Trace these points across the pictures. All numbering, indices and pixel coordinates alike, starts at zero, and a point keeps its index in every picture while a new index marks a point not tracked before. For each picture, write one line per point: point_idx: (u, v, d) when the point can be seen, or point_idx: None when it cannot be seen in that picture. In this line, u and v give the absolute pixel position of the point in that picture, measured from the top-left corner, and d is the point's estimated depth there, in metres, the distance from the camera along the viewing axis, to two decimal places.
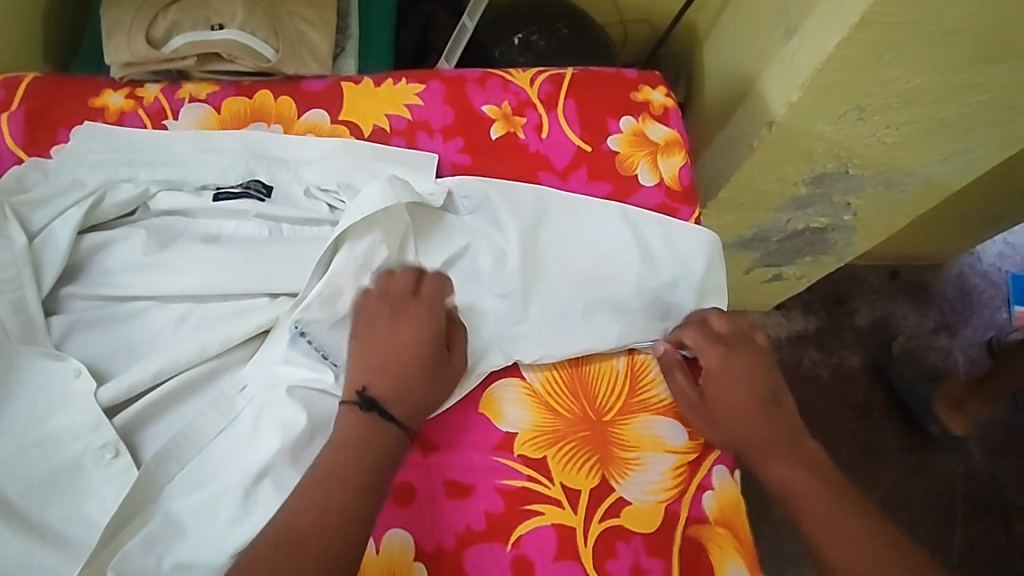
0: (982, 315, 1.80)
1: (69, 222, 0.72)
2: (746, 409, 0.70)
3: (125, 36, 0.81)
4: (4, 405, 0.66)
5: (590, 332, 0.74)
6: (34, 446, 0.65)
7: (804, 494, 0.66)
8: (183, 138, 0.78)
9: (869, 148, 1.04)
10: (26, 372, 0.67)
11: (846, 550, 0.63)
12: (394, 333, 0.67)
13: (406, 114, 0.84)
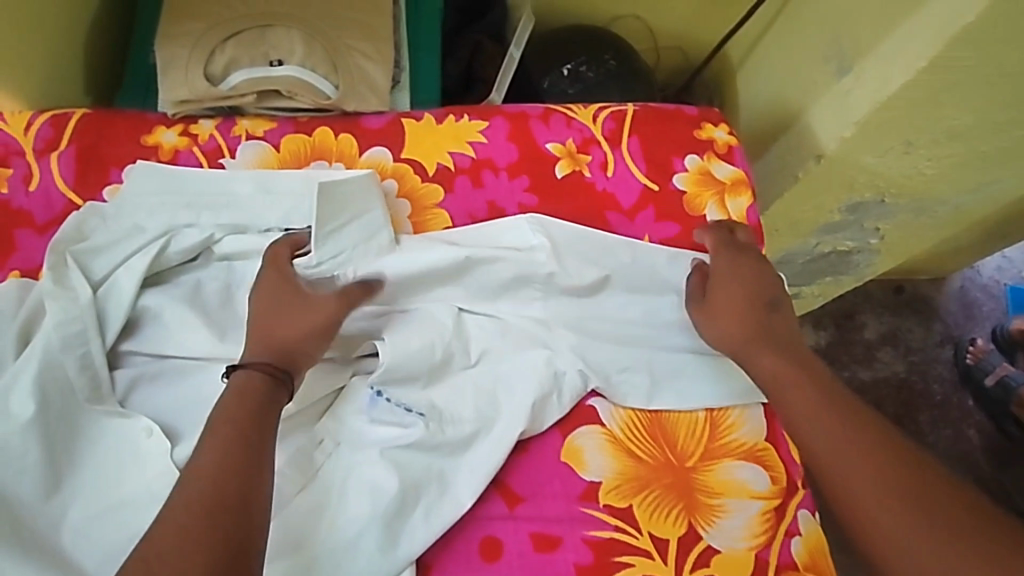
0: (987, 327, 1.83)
1: (132, 271, 0.69)
2: (745, 304, 0.73)
3: (182, 72, 0.79)
4: (73, 468, 0.63)
5: (654, 380, 0.75)
6: (105, 512, 0.61)
7: (796, 397, 0.67)
8: (245, 179, 0.75)
9: (909, 179, 1.05)
10: (92, 433, 0.64)
11: (836, 439, 0.64)
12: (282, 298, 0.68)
13: (470, 152, 0.82)
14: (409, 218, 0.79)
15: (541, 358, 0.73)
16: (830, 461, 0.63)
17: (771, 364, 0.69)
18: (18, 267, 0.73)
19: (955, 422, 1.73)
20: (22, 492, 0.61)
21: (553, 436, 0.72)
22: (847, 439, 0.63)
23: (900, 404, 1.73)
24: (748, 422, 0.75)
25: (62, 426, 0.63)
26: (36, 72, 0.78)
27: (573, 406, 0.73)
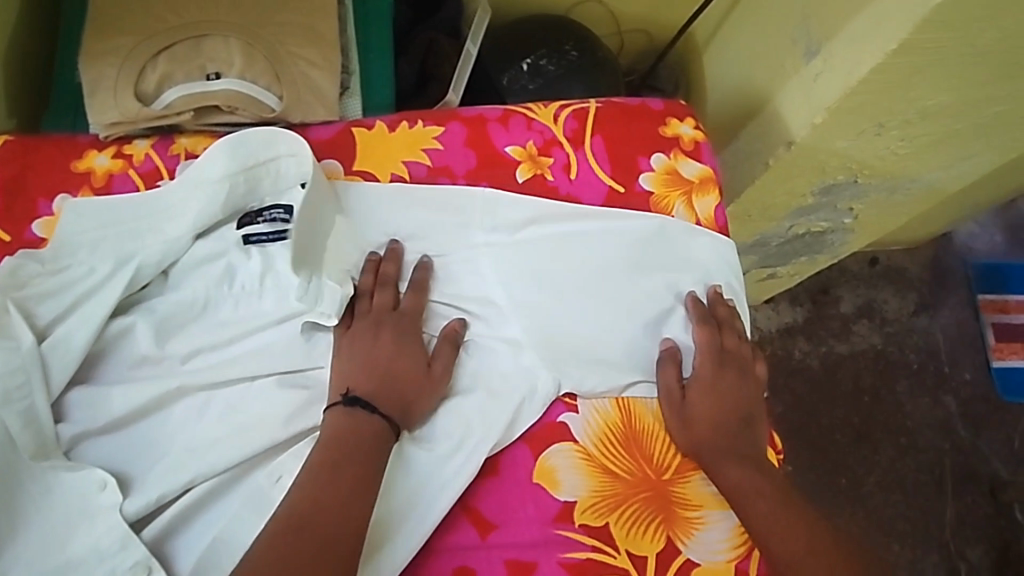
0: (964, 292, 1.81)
1: (85, 321, 0.65)
2: (717, 415, 0.72)
3: (110, 94, 0.73)
4: (17, 530, 0.59)
5: (629, 375, 0.73)
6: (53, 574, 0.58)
7: (746, 488, 0.70)
8: (175, 191, 0.70)
9: (882, 160, 1.03)
10: (35, 491, 0.60)
11: (761, 508, 0.69)
12: (378, 343, 0.69)
13: (425, 160, 0.78)
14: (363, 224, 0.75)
15: (517, 366, 0.72)
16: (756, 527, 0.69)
17: (736, 475, 0.70)
18: None
19: (931, 389, 1.74)
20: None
21: (525, 455, 0.70)
22: (769, 505, 0.69)
23: (878, 374, 1.73)
24: None
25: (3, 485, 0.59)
26: None
27: (546, 407, 0.71)
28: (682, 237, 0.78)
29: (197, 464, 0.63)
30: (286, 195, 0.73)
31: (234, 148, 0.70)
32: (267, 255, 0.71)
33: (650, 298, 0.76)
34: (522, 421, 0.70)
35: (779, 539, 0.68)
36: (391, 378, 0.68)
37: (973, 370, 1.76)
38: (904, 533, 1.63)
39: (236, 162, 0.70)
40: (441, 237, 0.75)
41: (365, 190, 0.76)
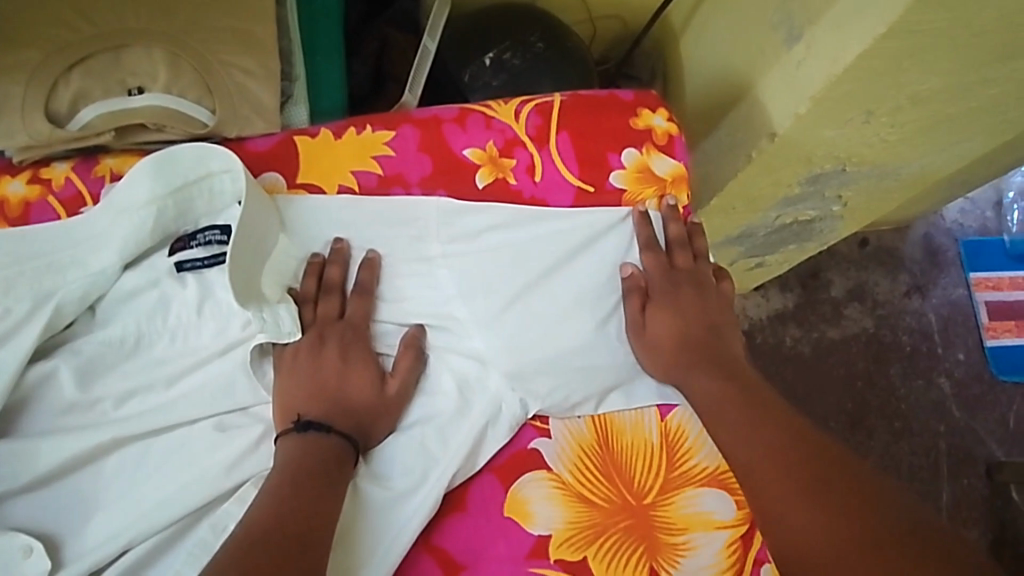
0: (956, 271, 1.77)
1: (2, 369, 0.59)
2: (679, 338, 0.69)
3: (16, 116, 0.64)
4: None
5: (601, 394, 0.69)
6: None
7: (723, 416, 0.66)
8: (97, 218, 0.64)
9: (871, 146, 0.98)
10: None
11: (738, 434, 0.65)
12: (321, 362, 0.64)
13: (376, 169, 0.73)
14: (312, 241, 0.70)
15: (483, 391, 0.67)
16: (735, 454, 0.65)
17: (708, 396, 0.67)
18: None
19: (926, 372, 1.70)
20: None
21: (495, 487, 0.65)
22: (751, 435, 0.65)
23: (872, 360, 1.69)
24: (707, 444, 0.69)
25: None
26: None
27: (513, 433, 0.67)
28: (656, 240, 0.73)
29: (131, 520, 0.58)
30: (224, 215, 0.68)
31: (160, 167, 0.64)
32: (203, 283, 0.65)
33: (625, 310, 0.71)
34: (489, 450, 0.65)
35: (756, 464, 0.64)
36: (346, 403, 0.63)
37: (967, 351, 1.72)
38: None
39: (164, 184, 0.64)
40: (397, 236, 0.70)
41: (310, 205, 0.70)
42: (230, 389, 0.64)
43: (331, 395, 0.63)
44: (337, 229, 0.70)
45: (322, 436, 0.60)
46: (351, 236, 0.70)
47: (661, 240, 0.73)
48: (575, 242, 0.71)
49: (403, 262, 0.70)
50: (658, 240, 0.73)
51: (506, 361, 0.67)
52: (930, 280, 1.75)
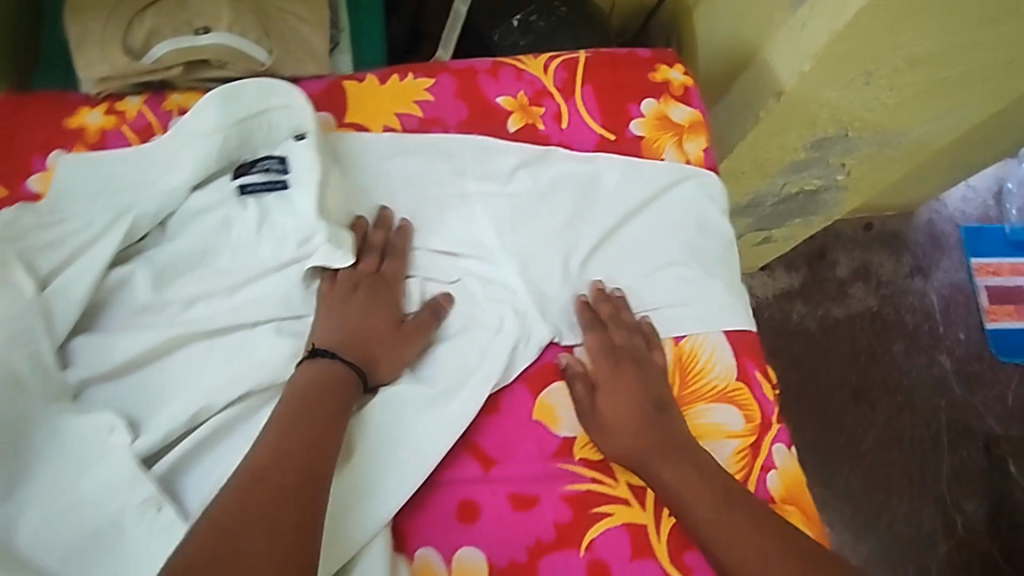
0: (956, 255, 1.83)
1: (88, 269, 0.66)
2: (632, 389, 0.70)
3: (99, 49, 0.74)
4: (30, 474, 0.60)
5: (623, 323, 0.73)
6: (65, 513, 0.59)
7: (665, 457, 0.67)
8: (168, 140, 0.71)
9: (872, 110, 1.04)
10: (43, 431, 0.61)
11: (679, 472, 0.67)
12: (349, 305, 0.68)
13: (416, 112, 0.79)
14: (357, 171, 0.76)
15: (512, 311, 0.71)
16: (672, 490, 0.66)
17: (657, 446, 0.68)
18: None
19: (927, 349, 1.75)
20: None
21: (525, 394, 0.71)
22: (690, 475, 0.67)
23: (875, 336, 1.75)
24: (718, 364, 0.74)
25: (9, 429, 0.59)
26: None
27: (540, 350, 0.72)
28: (673, 181, 0.79)
29: (199, 405, 0.64)
30: (280, 146, 0.74)
31: (226, 100, 0.71)
32: (262, 206, 0.72)
33: (644, 243, 0.76)
34: (519, 363, 0.70)
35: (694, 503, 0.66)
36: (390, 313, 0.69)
37: (967, 330, 1.78)
38: (902, 489, 1.65)
39: (227, 115, 0.71)
40: (434, 170, 0.76)
41: (356, 139, 0.76)
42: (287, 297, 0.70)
43: (356, 331, 0.67)
44: (380, 160, 0.76)
45: (343, 367, 0.64)
46: (394, 167, 0.76)
47: (678, 185, 0.79)
48: (598, 180, 0.77)
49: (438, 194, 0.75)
50: (671, 185, 0.79)
51: (535, 284, 0.73)
52: (931, 262, 1.81)
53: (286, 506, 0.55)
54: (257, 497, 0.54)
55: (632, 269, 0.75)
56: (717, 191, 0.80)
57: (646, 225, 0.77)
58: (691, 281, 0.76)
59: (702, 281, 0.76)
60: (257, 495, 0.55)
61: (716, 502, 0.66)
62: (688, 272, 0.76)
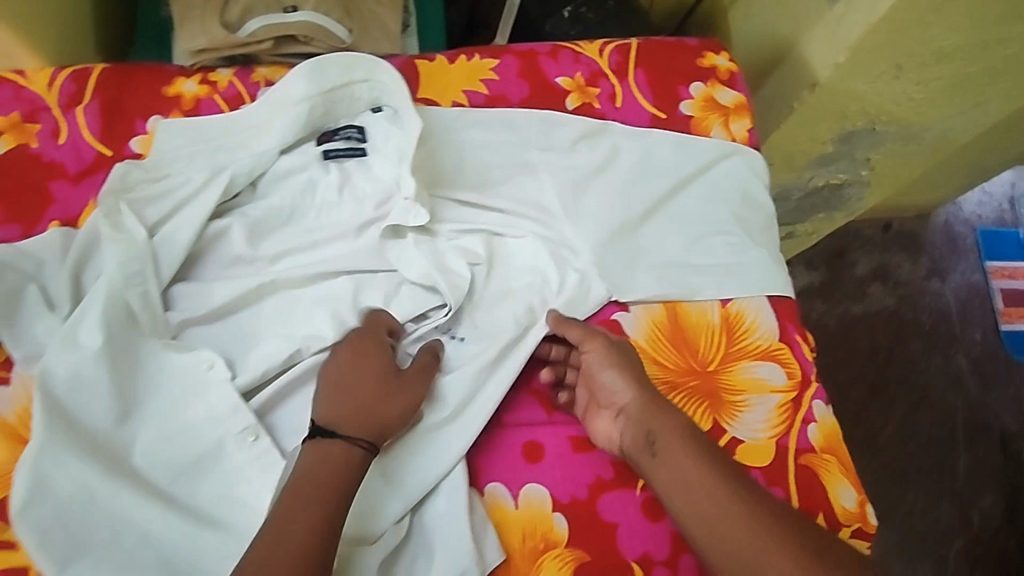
0: (971, 258, 1.88)
1: (190, 220, 0.72)
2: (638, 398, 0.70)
3: (199, 24, 0.81)
4: (139, 402, 0.67)
5: (675, 286, 0.79)
6: (173, 436, 0.66)
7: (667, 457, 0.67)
8: (259, 107, 0.77)
9: (899, 105, 1.10)
10: (152, 366, 0.68)
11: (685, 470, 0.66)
12: (359, 371, 0.67)
13: (482, 90, 0.85)
14: (429, 139, 0.81)
15: (574, 270, 0.77)
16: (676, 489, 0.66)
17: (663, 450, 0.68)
18: (58, 217, 0.75)
19: (943, 348, 1.80)
20: (100, 424, 0.64)
21: None
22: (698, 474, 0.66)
23: (892, 334, 1.79)
24: (762, 325, 0.79)
25: (124, 359, 0.67)
26: (35, 20, 0.79)
27: (599, 308, 0.78)
28: (719, 159, 0.85)
29: (291, 346, 0.70)
30: (359, 118, 0.81)
31: (314, 72, 0.77)
32: (343, 170, 0.78)
33: (692, 214, 0.83)
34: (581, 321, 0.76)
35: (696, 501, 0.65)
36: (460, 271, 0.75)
37: (983, 331, 1.82)
38: (919, 485, 1.68)
39: (316, 85, 0.77)
40: (500, 141, 0.82)
41: (430, 110, 0.82)
42: (368, 255, 0.76)
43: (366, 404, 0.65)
44: (452, 131, 0.82)
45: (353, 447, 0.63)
46: (464, 137, 0.82)
47: (723, 163, 0.85)
48: (650, 154, 0.83)
49: (504, 165, 0.81)
50: (717, 163, 0.85)
51: (595, 248, 0.78)
52: (949, 265, 1.86)
53: (314, 552, 0.57)
54: (298, 537, 0.57)
55: (682, 238, 0.81)
56: (760, 168, 0.86)
57: (693, 198, 0.83)
58: (736, 248, 0.82)
59: (746, 248, 0.82)
60: (299, 534, 0.57)
61: (722, 503, 0.64)
62: (733, 241, 0.82)
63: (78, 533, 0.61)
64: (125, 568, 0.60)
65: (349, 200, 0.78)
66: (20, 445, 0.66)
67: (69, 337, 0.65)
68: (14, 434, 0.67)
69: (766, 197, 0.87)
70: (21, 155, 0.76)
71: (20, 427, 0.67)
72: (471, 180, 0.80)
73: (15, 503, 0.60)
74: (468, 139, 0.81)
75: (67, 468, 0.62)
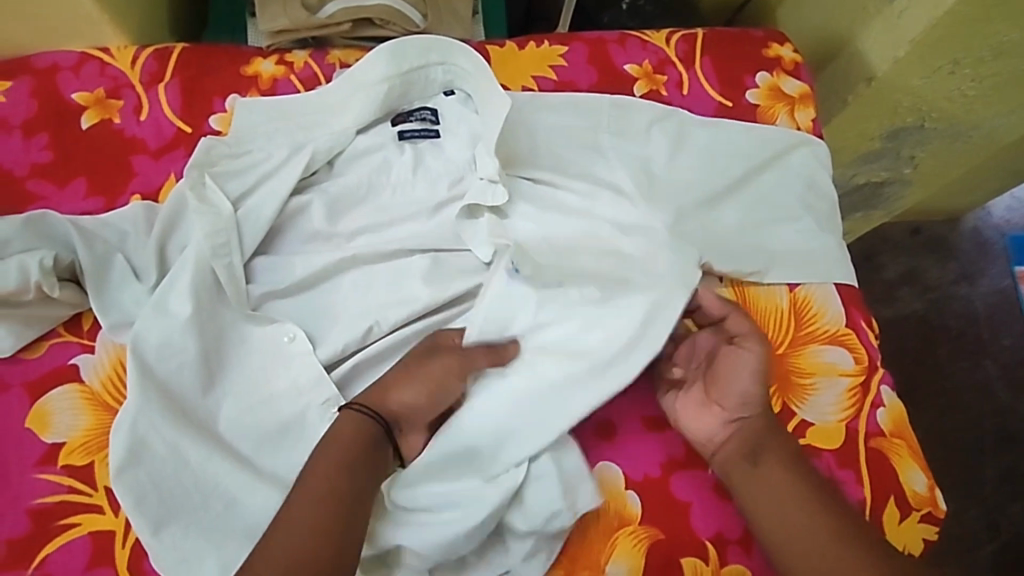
0: (999, 264, 1.87)
1: (273, 197, 0.74)
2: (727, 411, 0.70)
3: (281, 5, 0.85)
4: (223, 372, 0.68)
5: (742, 270, 0.80)
6: (257, 406, 0.67)
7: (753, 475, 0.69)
8: (338, 88, 0.79)
9: (951, 101, 1.11)
10: (236, 337, 0.69)
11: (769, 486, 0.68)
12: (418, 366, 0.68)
13: (552, 75, 0.87)
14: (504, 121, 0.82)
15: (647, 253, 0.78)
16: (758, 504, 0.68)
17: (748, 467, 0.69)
18: (139, 190, 0.76)
19: (972, 354, 1.79)
20: (189, 391, 0.66)
21: None
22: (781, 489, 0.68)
23: (920, 338, 1.78)
24: (829, 311, 0.80)
25: (210, 329, 0.68)
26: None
27: None
28: (784, 148, 0.86)
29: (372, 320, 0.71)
30: (433, 100, 0.82)
31: (394, 54, 0.78)
32: (417, 150, 0.79)
33: (758, 201, 0.84)
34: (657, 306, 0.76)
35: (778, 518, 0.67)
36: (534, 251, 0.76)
37: (1013, 337, 1.82)
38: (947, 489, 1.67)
39: (397, 66, 0.79)
40: (570, 126, 0.83)
41: None
42: (443, 235, 0.77)
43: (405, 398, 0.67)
44: (524, 116, 0.83)
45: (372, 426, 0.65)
46: (535, 123, 0.83)
47: (787, 152, 0.86)
48: (716, 142, 0.85)
49: (574, 149, 0.83)
50: (782, 152, 0.86)
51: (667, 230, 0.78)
52: (980, 270, 1.86)
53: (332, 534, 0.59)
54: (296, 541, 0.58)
55: (748, 224, 0.82)
56: (824, 157, 0.88)
57: (759, 185, 0.84)
58: (806, 233, 0.83)
59: (812, 235, 0.83)
60: (301, 538, 0.58)
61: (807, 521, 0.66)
62: (799, 229, 0.83)
63: (170, 496, 0.63)
64: (214, 532, 0.62)
65: (423, 180, 0.79)
66: (107, 412, 0.67)
67: (160, 306, 0.67)
68: (100, 402, 0.67)
69: (829, 186, 0.87)
70: (105, 130, 0.77)
71: (107, 395, 0.68)
72: (542, 163, 0.81)
73: (114, 463, 0.62)
74: (538, 122, 0.83)
75: (162, 432, 0.64)
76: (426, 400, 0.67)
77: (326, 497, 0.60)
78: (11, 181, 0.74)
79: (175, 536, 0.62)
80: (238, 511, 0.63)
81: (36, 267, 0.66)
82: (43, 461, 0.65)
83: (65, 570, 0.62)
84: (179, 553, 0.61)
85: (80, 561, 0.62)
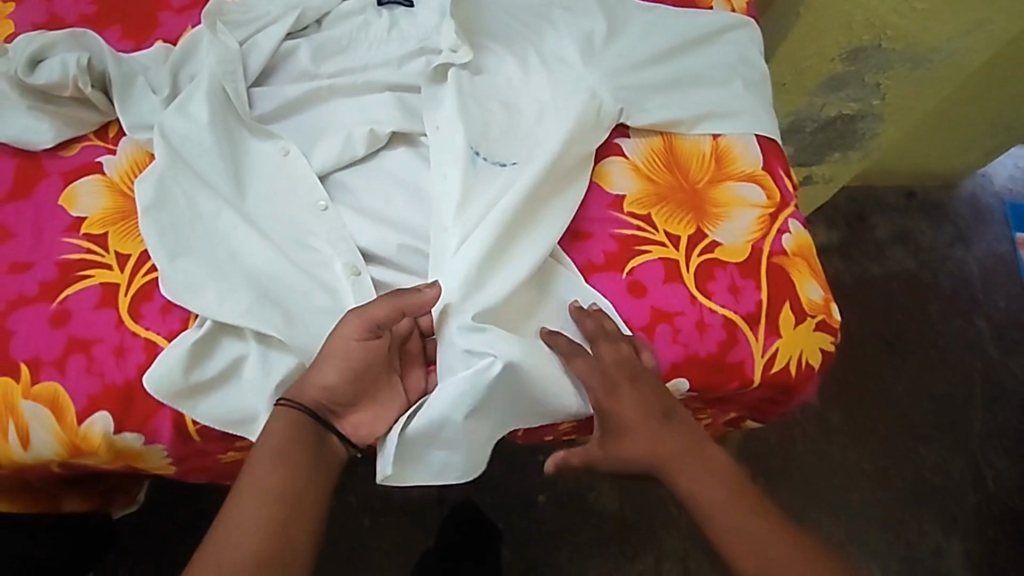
0: (991, 230, 1.75)
1: (271, 38, 0.89)
2: (676, 436, 0.76)
3: None
4: (240, 167, 0.82)
5: (669, 119, 0.90)
6: (263, 200, 0.82)
7: (711, 500, 0.74)
8: None
9: (900, 16, 1.18)
10: (245, 144, 0.83)
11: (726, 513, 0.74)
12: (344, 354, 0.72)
13: None
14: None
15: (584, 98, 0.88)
16: (725, 532, 0.73)
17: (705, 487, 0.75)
18: (162, 37, 0.92)
19: (965, 312, 1.66)
20: (211, 175, 0.80)
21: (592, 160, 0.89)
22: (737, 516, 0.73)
23: (911, 297, 1.65)
24: (747, 156, 0.90)
25: (224, 130, 0.82)
26: None
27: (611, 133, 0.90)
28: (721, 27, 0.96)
29: (344, 135, 0.85)
30: None
31: None
32: (392, 16, 0.93)
33: (692, 66, 0.93)
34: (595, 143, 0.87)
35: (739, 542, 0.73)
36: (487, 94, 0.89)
37: None
38: (932, 441, 1.53)
39: None
40: None
41: None
42: (410, 83, 0.90)
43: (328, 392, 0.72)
44: None
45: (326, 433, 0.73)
46: None
47: (723, 26, 0.97)
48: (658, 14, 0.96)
49: (531, 20, 0.94)
50: (719, 26, 0.96)
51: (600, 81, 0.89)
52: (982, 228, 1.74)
53: (268, 535, 0.67)
54: (237, 548, 0.66)
55: (681, 84, 0.92)
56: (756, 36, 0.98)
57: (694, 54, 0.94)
58: (734, 95, 0.93)
59: (739, 97, 0.93)
60: (241, 543, 0.67)
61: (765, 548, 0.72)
62: (727, 94, 0.93)
63: (186, 239, 0.78)
64: (218, 269, 0.77)
65: (394, 40, 0.92)
66: (122, 196, 0.82)
67: (182, 108, 0.82)
68: (118, 188, 0.83)
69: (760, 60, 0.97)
70: None
71: (123, 183, 0.83)
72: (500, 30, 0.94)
73: (143, 203, 0.78)
74: None
75: (183, 184, 0.80)
76: (345, 380, 0.73)
77: (257, 499, 0.69)
78: (62, 25, 0.91)
79: (184, 267, 0.77)
80: (240, 263, 0.78)
81: (75, 65, 0.82)
82: (69, 228, 0.80)
83: (80, 308, 0.77)
84: (187, 280, 0.76)
85: (91, 303, 0.77)
